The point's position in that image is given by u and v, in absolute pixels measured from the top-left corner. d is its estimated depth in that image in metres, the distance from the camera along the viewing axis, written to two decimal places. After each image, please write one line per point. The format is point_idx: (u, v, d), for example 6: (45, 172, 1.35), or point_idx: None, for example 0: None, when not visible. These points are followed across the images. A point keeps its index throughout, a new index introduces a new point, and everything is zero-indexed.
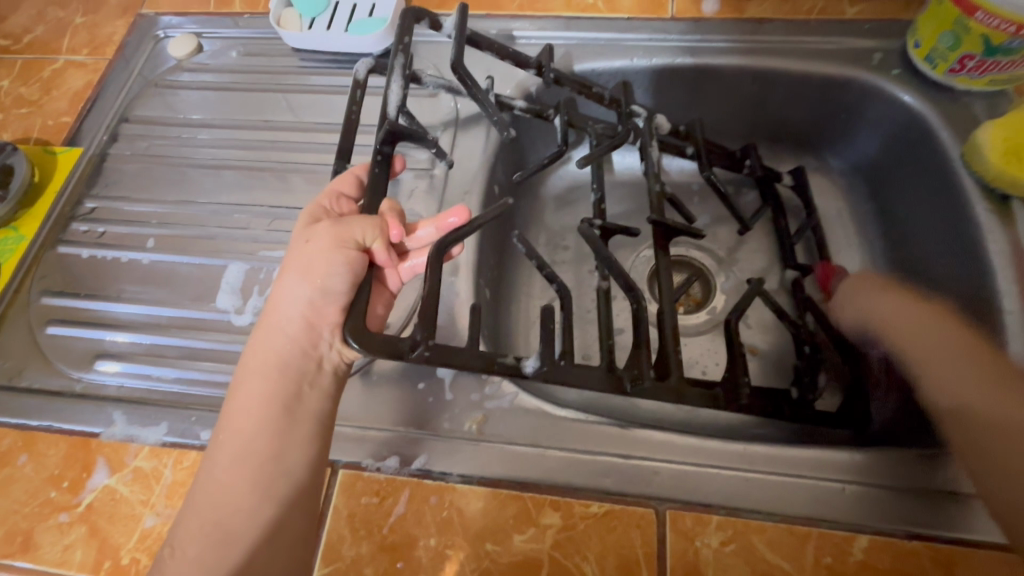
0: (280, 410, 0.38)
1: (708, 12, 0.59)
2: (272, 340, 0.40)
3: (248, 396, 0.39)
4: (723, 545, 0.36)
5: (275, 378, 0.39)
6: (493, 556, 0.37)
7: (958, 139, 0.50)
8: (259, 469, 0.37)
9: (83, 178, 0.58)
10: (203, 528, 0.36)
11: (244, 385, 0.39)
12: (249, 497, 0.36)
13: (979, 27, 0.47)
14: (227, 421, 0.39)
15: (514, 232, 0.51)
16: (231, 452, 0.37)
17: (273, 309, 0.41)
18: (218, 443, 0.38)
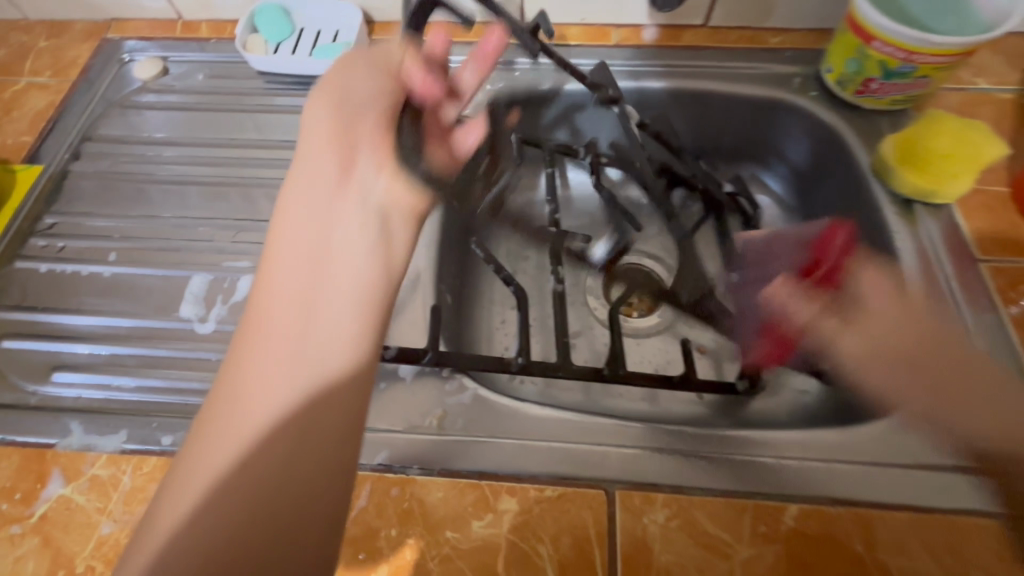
0: (314, 271, 0.38)
1: (648, 41, 0.65)
2: (308, 212, 0.40)
3: (283, 260, 0.38)
4: (668, 520, 0.39)
5: (311, 236, 0.39)
6: (453, 542, 0.38)
7: (867, 152, 0.56)
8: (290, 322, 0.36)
9: (43, 195, 0.58)
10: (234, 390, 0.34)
11: (280, 253, 0.38)
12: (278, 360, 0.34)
13: (877, 54, 0.53)
14: (278, 246, 0.39)
15: (472, 239, 0.54)
16: (266, 311, 0.36)
17: (303, 184, 0.42)
18: (275, 265, 0.38)
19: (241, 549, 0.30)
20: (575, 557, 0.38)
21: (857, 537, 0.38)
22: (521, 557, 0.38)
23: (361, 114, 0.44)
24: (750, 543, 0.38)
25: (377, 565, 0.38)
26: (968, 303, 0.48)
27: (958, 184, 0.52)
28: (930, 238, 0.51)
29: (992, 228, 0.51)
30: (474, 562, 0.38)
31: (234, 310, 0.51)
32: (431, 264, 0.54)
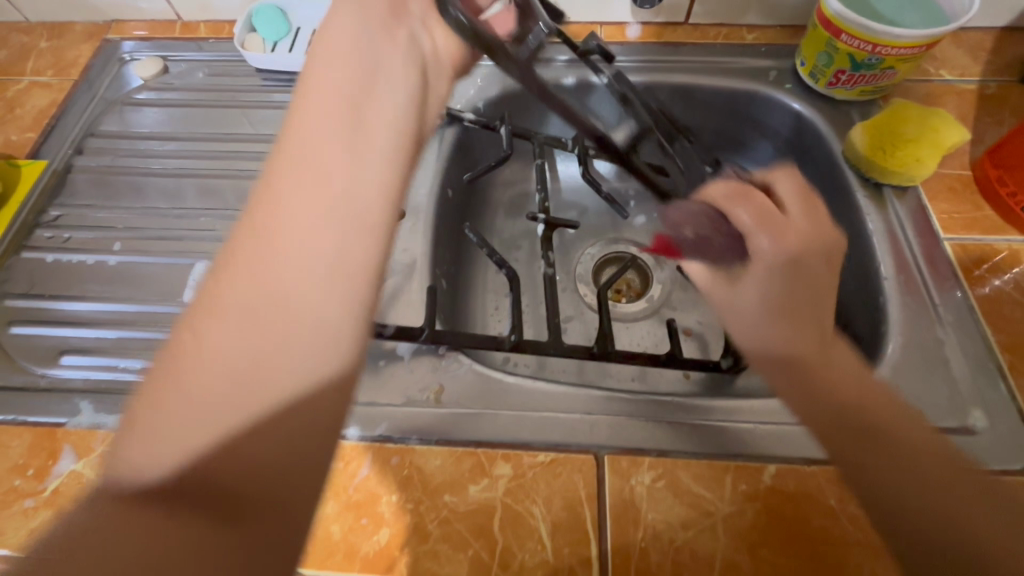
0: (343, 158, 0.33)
1: (632, 38, 0.68)
2: (345, 45, 0.37)
3: (321, 85, 0.35)
4: (654, 481, 0.41)
5: (336, 120, 0.34)
6: (451, 506, 0.40)
7: (840, 140, 0.60)
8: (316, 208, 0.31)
9: (48, 189, 0.60)
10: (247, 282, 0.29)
11: (311, 100, 0.35)
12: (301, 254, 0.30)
13: (846, 46, 0.56)
14: (314, 73, 0.36)
15: (466, 225, 0.56)
16: (287, 194, 0.31)
17: (341, 22, 0.39)
18: (310, 88, 0.35)
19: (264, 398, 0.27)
20: (567, 516, 0.40)
21: (830, 493, 0.41)
22: (515, 518, 0.40)
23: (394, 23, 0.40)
24: (731, 501, 0.40)
25: (379, 528, 0.40)
26: (934, 278, 0.51)
27: (925, 167, 0.54)
28: (899, 218, 0.54)
29: (956, 209, 0.54)
30: (471, 523, 0.40)
31: None
32: (426, 250, 0.56)
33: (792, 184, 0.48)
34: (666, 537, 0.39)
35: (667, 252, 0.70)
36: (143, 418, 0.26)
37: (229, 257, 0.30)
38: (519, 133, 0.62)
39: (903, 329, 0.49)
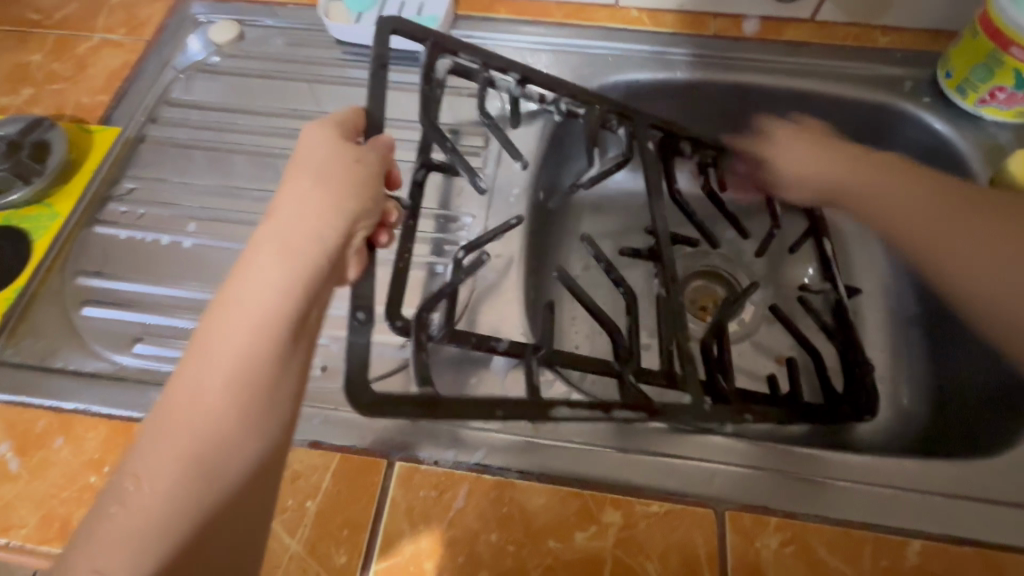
0: (284, 326, 0.33)
1: (748, 32, 0.62)
2: (279, 241, 0.35)
3: (251, 292, 0.33)
4: (783, 545, 0.37)
5: (291, 269, 0.34)
6: (556, 553, 0.37)
7: (985, 167, 0.54)
8: (253, 376, 0.32)
9: (119, 159, 0.56)
10: (193, 433, 0.31)
11: (244, 312, 0.33)
12: (252, 411, 0.32)
13: (1012, 61, 0.50)
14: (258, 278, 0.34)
15: (585, 236, 0.55)
16: (200, 410, 0.31)
17: (292, 205, 0.36)
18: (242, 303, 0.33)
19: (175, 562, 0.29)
20: None
21: None
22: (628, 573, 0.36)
23: (352, 159, 0.39)
24: None
25: (478, 569, 0.36)
26: None
27: None
28: None
29: None
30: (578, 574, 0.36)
31: None
32: (518, 260, 0.53)
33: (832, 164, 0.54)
34: None
35: (771, 272, 0.64)
36: (109, 515, 0.29)
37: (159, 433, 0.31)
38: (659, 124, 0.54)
39: None
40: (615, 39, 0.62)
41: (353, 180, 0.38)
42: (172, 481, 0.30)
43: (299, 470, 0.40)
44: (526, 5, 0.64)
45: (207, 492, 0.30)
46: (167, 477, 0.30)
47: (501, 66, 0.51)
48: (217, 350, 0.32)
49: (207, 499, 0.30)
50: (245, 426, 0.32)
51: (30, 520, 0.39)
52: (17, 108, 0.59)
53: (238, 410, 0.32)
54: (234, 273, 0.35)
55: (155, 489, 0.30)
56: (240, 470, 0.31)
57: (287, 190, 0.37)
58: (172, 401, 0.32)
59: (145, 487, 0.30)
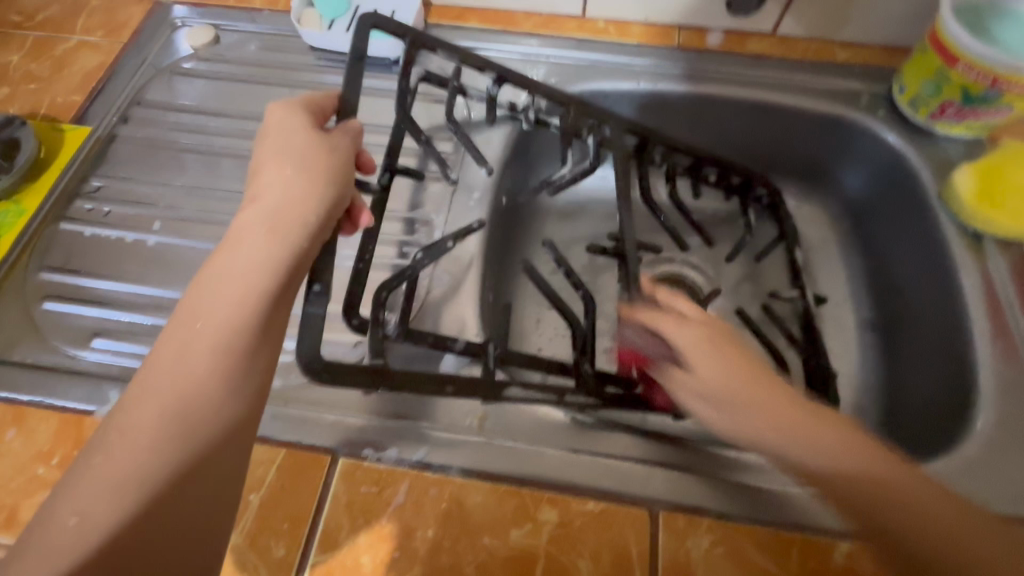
0: (270, 298, 0.33)
1: (712, 45, 0.63)
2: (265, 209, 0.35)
3: (240, 257, 0.33)
4: (713, 546, 0.38)
5: (277, 244, 0.34)
6: (490, 549, 0.37)
7: (935, 181, 0.55)
8: (238, 343, 0.31)
9: (90, 158, 0.57)
10: (177, 396, 0.30)
11: (231, 276, 0.32)
12: (235, 377, 0.31)
13: (960, 77, 0.51)
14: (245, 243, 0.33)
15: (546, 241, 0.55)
16: (184, 372, 0.30)
17: (275, 174, 0.36)
18: (231, 267, 0.33)
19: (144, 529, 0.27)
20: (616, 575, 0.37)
21: None
22: (559, 571, 0.37)
23: (326, 146, 0.38)
24: None
25: (413, 564, 0.37)
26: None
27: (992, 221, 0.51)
28: (1000, 274, 0.50)
29: None
30: (511, 570, 0.37)
31: None
32: (477, 263, 0.53)
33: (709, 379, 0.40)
34: None
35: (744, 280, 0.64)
36: (78, 482, 0.28)
37: (138, 397, 0.30)
38: (634, 130, 0.55)
39: (995, 407, 0.44)
40: (581, 50, 0.63)
41: (334, 168, 0.37)
42: (153, 443, 0.28)
43: None
44: (496, 15, 0.66)
45: (189, 454, 0.29)
46: (146, 439, 0.28)
47: (478, 67, 0.50)
48: (205, 310, 0.31)
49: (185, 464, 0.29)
50: (229, 390, 0.31)
51: None
52: None
53: (219, 373, 0.30)
54: (220, 247, 0.33)
55: (135, 449, 0.28)
56: (221, 432, 0.30)
57: (272, 159, 0.37)
58: (152, 367, 0.30)
59: (122, 451, 0.28)
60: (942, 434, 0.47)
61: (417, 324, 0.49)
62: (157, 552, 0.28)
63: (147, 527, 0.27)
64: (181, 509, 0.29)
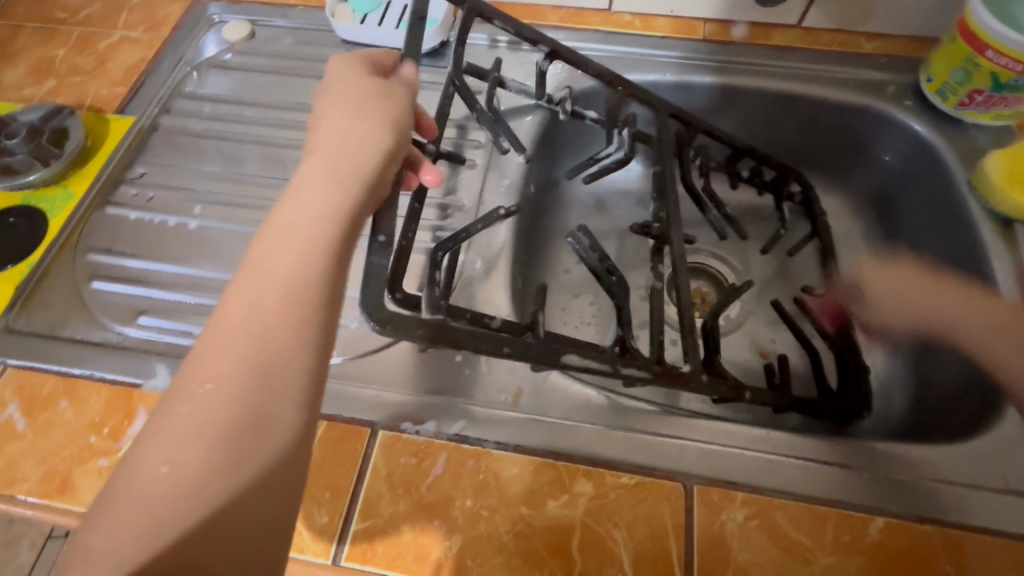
0: (334, 242, 0.33)
1: (738, 36, 0.64)
2: (322, 166, 0.35)
3: (300, 211, 0.34)
4: (748, 519, 0.38)
5: (341, 190, 0.34)
6: (527, 519, 0.38)
7: (964, 169, 0.55)
8: (305, 291, 0.31)
9: (133, 146, 0.59)
10: (249, 344, 0.30)
11: (292, 229, 0.33)
12: (307, 317, 0.31)
13: (989, 64, 0.52)
14: (304, 198, 0.34)
15: (578, 226, 0.56)
16: (256, 322, 0.30)
17: (328, 134, 0.37)
18: (293, 220, 0.33)
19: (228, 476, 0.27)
20: (651, 546, 0.37)
21: (944, 557, 0.37)
22: (596, 541, 0.37)
23: (379, 98, 0.39)
24: (833, 551, 0.37)
25: (452, 533, 0.38)
26: None
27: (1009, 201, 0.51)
28: None
29: None
30: (548, 540, 0.37)
31: None
32: (507, 250, 0.54)
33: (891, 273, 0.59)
34: None
35: (777, 276, 0.64)
36: (162, 433, 0.28)
37: (212, 348, 0.30)
38: (677, 115, 0.56)
39: None
40: (608, 42, 0.65)
41: (389, 110, 0.39)
42: (233, 382, 0.29)
43: None
44: (522, 9, 0.67)
45: (266, 394, 0.29)
46: (225, 378, 0.29)
47: (531, 40, 0.52)
48: (272, 261, 0.32)
49: (261, 410, 0.29)
50: (301, 333, 0.31)
51: (33, 475, 0.41)
52: (41, 97, 0.63)
53: (290, 320, 0.31)
54: (283, 200, 0.34)
55: (214, 390, 0.28)
56: (294, 380, 0.30)
57: (325, 122, 0.38)
58: (227, 311, 0.31)
59: (202, 391, 0.28)
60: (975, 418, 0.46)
61: (451, 299, 0.50)
62: (241, 497, 0.27)
63: (233, 464, 0.27)
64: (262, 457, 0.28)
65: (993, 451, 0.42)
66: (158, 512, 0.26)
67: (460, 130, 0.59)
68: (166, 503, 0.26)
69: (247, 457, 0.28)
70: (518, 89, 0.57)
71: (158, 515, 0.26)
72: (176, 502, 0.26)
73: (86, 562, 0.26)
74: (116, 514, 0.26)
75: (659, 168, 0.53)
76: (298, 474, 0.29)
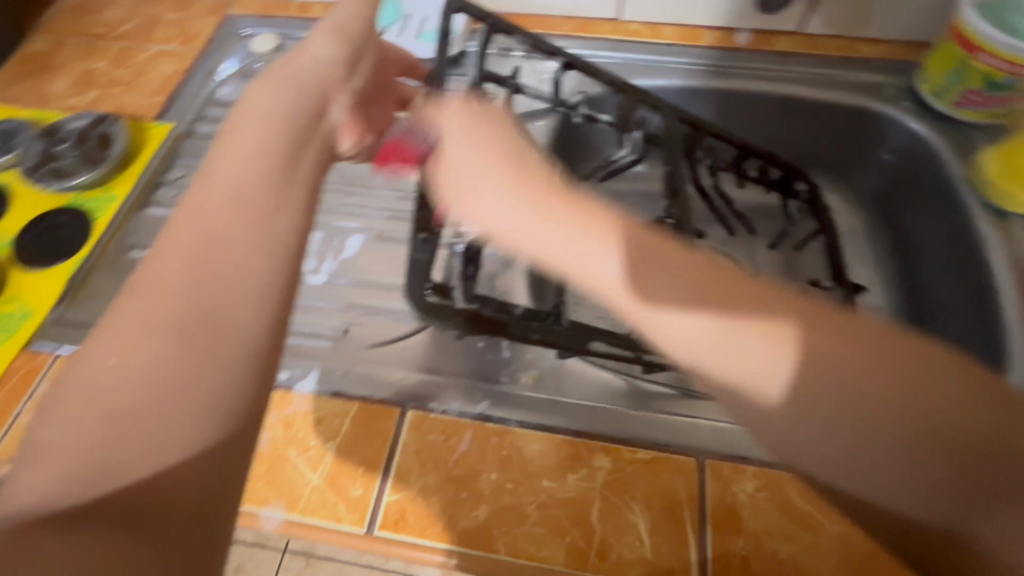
0: (283, 162, 0.35)
1: (741, 43, 0.67)
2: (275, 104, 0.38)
3: (251, 135, 0.35)
4: (759, 491, 0.40)
5: (285, 121, 0.37)
6: (549, 491, 0.41)
7: (961, 165, 0.58)
8: (255, 196, 0.32)
9: (170, 151, 0.63)
10: (200, 244, 0.30)
11: (241, 149, 0.34)
12: (255, 215, 0.32)
13: (981, 65, 0.55)
14: (253, 126, 0.36)
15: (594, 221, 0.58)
16: (206, 224, 0.31)
17: (283, 80, 0.40)
18: (239, 144, 0.35)
19: (178, 363, 0.27)
20: (666, 515, 0.40)
21: None
22: (615, 511, 0.40)
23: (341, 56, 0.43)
24: (840, 520, 0.39)
25: (478, 504, 0.40)
26: None
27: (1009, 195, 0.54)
28: None
29: None
30: (569, 510, 0.40)
31: (344, 266, 0.55)
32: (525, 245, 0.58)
33: (498, 142, 0.35)
34: (769, 549, 0.38)
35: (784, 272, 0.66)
36: (111, 330, 0.28)
37: (163, 252, 0.30)
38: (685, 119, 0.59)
39: None
40: (617, 50, 0.68)
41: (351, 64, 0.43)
42: (179, 281, 0.29)
43: (322, 416, 0.45)
44: (534, 20, 0.71)
45: (219, 290, 0.29)
46: (176, 277, 0.29)
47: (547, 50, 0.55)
48: (221, 173, 0.33)
49: (210, 301, 0.29)
50: (249, 238, 0.31)
51: None
52: (84, 107, 0.67)
53: (243, 220, 0.31)
54: (230, 129, 0.36)
55: (164, 289, 0.29)
56: (246, 269, 0.30)
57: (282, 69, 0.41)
58: (177, 218, 0.31)
59: (151, 292, 0.29)
60: None
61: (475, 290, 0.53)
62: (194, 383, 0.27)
63: (186, 350, 0.27)
64: (214, 344, 0.28)
65: None
66: (114, 403, 0.26)
67: None
68: (122, 394, 0.26)
69: (203, 346, 0.28)
70: (536, 96, 0.61)
71: (115, 406, 0.26)
72: (130, 394, 0.26)
73: (40, 458, 0.25)
74: (70, 408, 0.26)
75: (669, 169, 0.57)
76: (262, 376, 0.29)
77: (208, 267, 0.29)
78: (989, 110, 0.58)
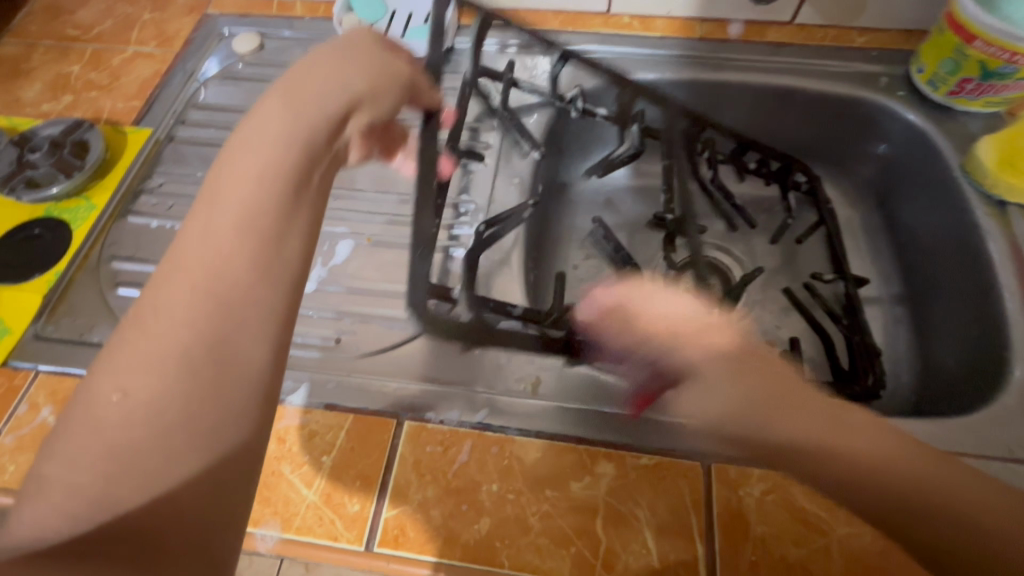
0: (292, 191, 0.33)
1: (734, 35, 0.66)
2: (286, 121, 0.36)
3: (259, 159, 0.33)
4: (765, 494, 0.39)
5: (295, 132, 0.35)
6: (552, 500, 0.40)
7: (957, 154, 0.57)
8: (264, 232, 0.31)
9: (150, 157, 0.61)
10: (206, 281, 0.29)
11: (250, 173, 0.32)
12: (266, 254, 0.31)
13: (978, 53, 0.54)
14: (263, 146, 0.34)
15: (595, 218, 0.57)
16: (210, 258, 0.29)
17: (295, 93, 0.37)
18: (247, 167, 0.33)
19: (181, 411, 0.26)
20: (672, 521, 0.39)
21: None
22: (619, 519, 0.39)
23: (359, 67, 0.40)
24: (848, 520, 0.38)
25: (480, 517, 0.39)
26: None
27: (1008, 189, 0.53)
28: None
29: None
30: (573, 519, 0.39)
31: (333, 273, 0.54)
32: (520, 245, 0.56)
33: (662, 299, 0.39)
34: (777, 553, 0.37)
35: (783, 266, 0.66)
36: (110, 367, 0.26)
37: (165, 282, 0.29)
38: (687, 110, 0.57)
39: None
40: (608, 43, 0.67)
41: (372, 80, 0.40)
42: (190, 311, 0.28)
43: (316, 430, 0.43)
44: (523, 14, 0.69)
45: (227, 331, 0.28)
46: (182, 313, 0.28)
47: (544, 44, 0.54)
48: (227, 201, 0.31)
49: (216, 347, 0.27)
50: (262, 274, 0.30)
51: None
52: (58, 113, 0.65)
53: (252, 258, 0.30)
54: (236, 147, 0.34)
55: (171, 323, 0.27)
56: (256, 315, 0.29)
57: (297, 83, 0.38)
58: (182, 247, 0.30)
59: (156, 328, 0.27)
60: (977, 394, 0.48)
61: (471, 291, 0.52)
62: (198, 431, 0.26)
63: (189, 395, 0.26)
64: (222, 394, 0.27)
65: (994, 422, 0.43)
66: (113, 444, 0.25)
67: (472, 132, 0.61)
68: (124, 430, 0.25)
69: (208, 393, 0.26)
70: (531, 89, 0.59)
71: (117, 442, 0.25)
72: (133, 430, 0.25)
73: (37, 495, 0.24)
74: (68, 443, 0.25)
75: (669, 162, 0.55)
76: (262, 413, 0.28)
77: (216, 306, 0.28)
78: (985, 98, 0.57)
